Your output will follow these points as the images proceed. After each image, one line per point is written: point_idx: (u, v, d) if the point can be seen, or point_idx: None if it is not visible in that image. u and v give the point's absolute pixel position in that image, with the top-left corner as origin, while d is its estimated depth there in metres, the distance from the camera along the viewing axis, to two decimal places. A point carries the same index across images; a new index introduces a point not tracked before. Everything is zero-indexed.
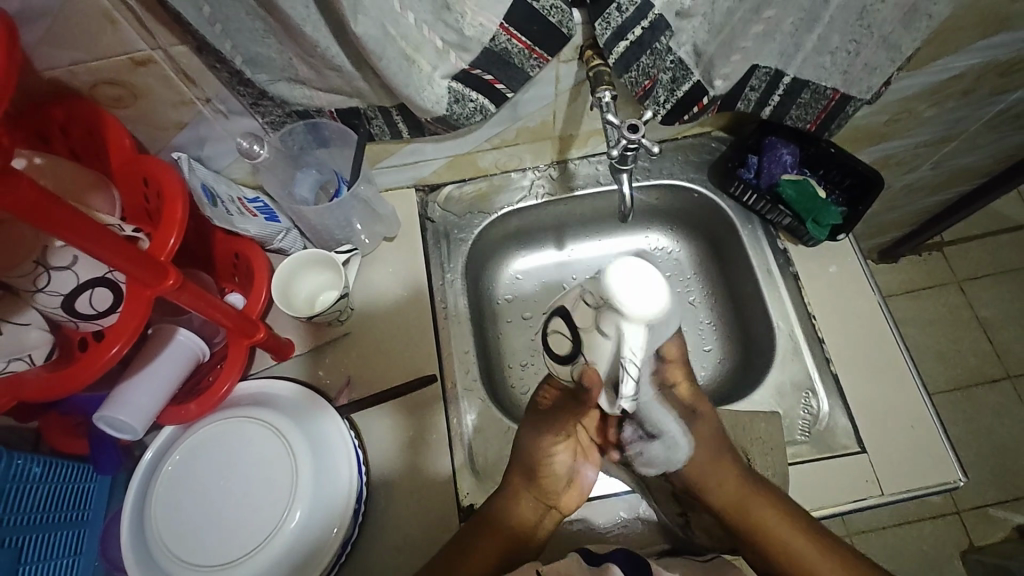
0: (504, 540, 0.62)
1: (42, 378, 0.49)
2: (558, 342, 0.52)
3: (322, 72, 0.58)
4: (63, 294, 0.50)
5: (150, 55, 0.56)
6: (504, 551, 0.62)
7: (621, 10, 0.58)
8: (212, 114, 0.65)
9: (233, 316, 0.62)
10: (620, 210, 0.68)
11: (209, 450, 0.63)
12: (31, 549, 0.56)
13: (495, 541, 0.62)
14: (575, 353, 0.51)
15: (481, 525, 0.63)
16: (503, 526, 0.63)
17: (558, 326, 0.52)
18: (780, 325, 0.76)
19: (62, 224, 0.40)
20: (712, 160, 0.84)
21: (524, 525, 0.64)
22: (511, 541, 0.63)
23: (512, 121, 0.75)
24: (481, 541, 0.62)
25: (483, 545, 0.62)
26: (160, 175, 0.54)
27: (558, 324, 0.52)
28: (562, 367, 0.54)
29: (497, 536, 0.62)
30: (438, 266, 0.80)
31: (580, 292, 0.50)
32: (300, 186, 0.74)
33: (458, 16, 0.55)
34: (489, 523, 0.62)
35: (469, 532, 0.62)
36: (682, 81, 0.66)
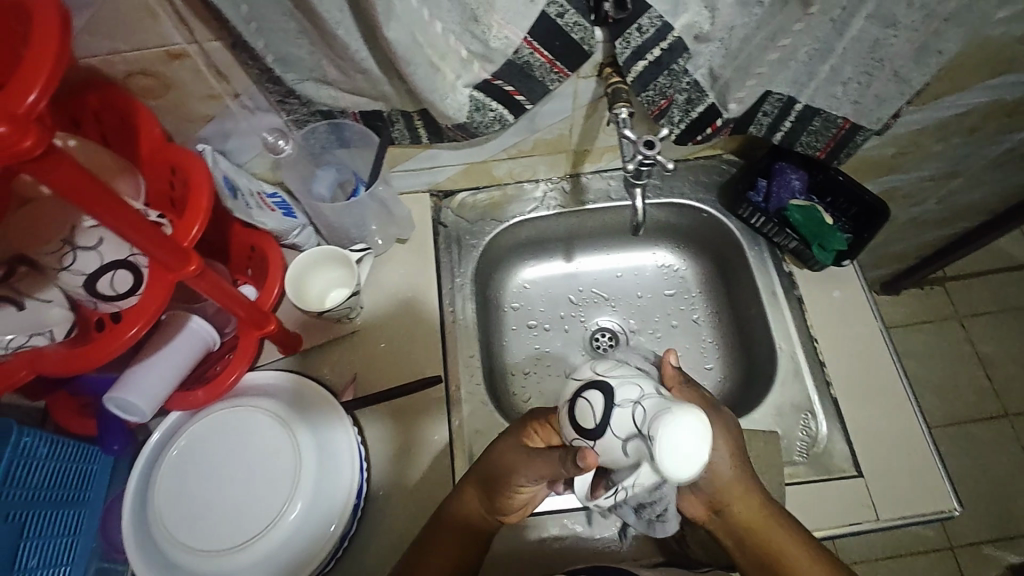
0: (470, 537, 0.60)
1: (61, 354, 0.51)
2: (588, 411, 0.48)
3: (349, 75, 0.60)
4: (87, 274, 0.51)
5: (185, 50, 0.58)
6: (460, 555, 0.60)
7: (641, 31, 0.60)
8: (239, 110, 0.67)
9: (247, 307, 0.63)
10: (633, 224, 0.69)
11: (216, 435, 0.64)
12: (33, 525, 0.57)
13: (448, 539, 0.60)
14: (591, 433, 0.48)
15: (433, 526, 0.61)
16: (459, 526, 0.60)
17: (593, 400, 0.48)
18: (781, 345, 0.77)
19: (95, 206, 0.42)
20: (722, 182, 0.85)
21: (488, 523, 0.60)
22: (464, 540, 0.60)
23: (530, 132, 0.77)
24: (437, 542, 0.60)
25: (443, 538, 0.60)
26: (189, 164, 0.56)
27: (594, 402, 0.48)
28: (570, 430, 0.50)
29: (453, 540, 0.60)
30: (448, 271, 0.81)
31: (635, 402, 0.47)
32: (318, 183, 0.74)
33: (484, 28, 0.58)
34: (453, 521, 0.60)
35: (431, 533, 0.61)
36: (697, 103, 0.68)
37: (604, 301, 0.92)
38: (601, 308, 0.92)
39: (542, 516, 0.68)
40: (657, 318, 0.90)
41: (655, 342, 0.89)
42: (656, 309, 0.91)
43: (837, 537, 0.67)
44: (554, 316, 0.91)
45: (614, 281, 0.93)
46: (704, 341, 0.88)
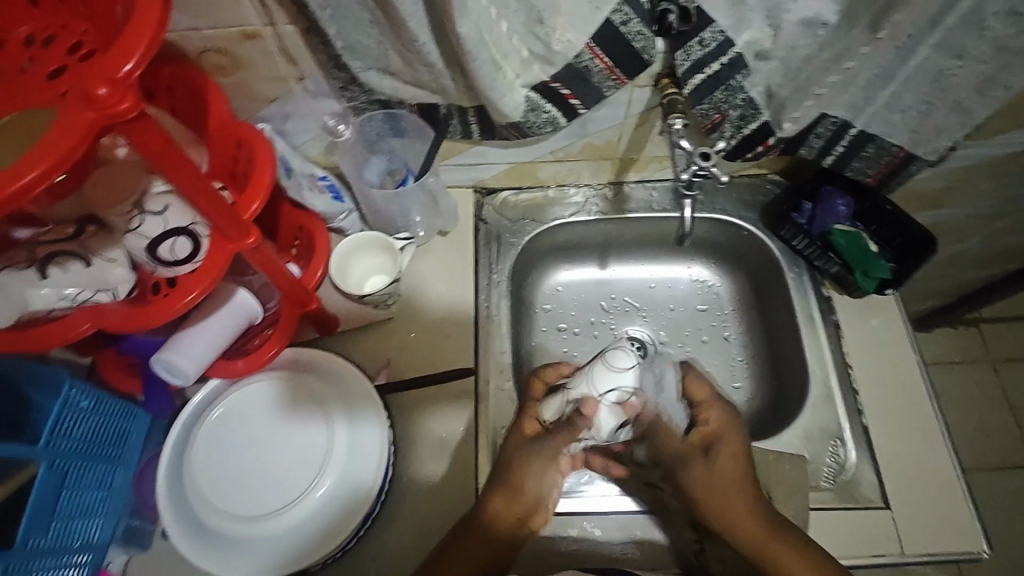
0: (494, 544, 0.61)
1: (120, 312, 0.54)
2: None
3: (413, 67, 0.62)
4: (149, 237, 0.53)
5: (260, 31, 0.60)
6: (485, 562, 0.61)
7: (703, 45, 0.61)
8: (301, 93, 0.69)
9: (292, 284, 0.65)
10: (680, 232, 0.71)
11: (256, 404, 0.66)
12: (73, 474, 0.59)
13: (474, 548, 0.60)
14: None
15: (458, 535, 0.62)
16: (488, 534, 0.61)
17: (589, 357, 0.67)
18: (814, 369, 0.76)
19: (175, 171, 0.44)
20: (765, 202, 0.85)
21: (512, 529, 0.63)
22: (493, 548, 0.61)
23: (579, 136, 0.77)
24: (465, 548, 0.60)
25: (469, 540, 0.61)
26: (253, 141, 0.57)
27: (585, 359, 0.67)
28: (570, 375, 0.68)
29: (480, 546, 0.61)
30: (486, 266, 0.82)
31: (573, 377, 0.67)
32: (369, 170, 0.77)
33: (548, 30, 0.59)
34: (476, 528, 0.62)
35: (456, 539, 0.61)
36: (750, 120, 0.68)
37: (635, 311, 0.92)
38: (632, 318, 0.92)
39: (561, 516, 0.69)
40: (687, 331, 0.90)
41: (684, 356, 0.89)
42: (687, 323, 0.91)
43: (858, 567, 0.66)
44: (584, 320, 0.91)
45: (647, 292, 0.93)
46: (733, 358, 0.88)
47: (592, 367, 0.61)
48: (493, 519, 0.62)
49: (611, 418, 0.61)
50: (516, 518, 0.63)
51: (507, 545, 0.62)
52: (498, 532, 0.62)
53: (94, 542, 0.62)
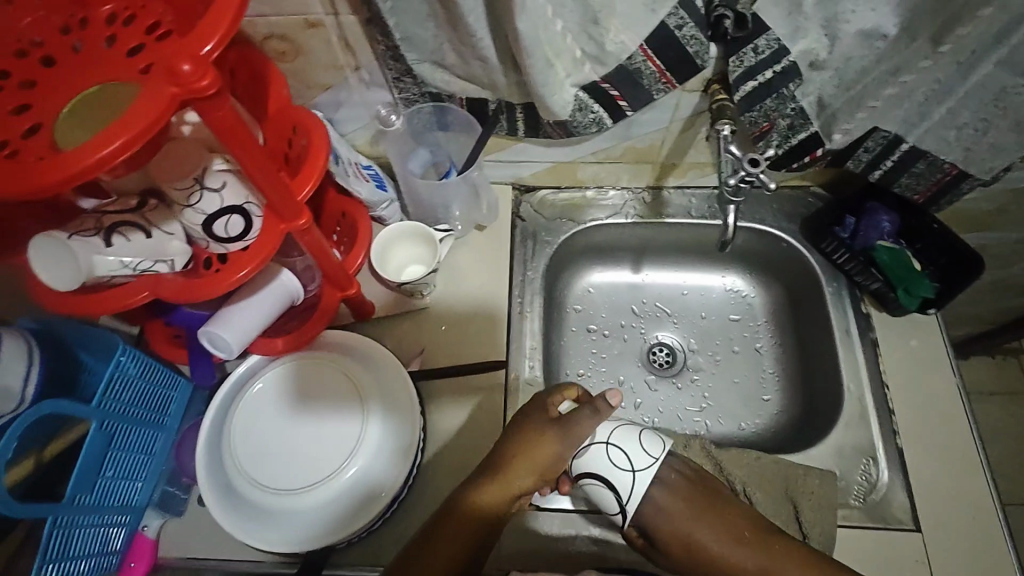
0: (471, 533, 0.55)
1: (177, 282, 0.56)
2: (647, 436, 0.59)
3: (467, 61, 0.63)
4: (207, 214, 0.55)
5: (322, 20, 0.61)
6: (462, 555, 0.55)
7: (757, 52, 0.61)
8: (355, 83, 0.71)
9: (335, 268, 0.66)
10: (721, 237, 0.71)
11: (294, 382, 0.68)
12: (120, 436, 0.62)
13: (454, 535, 0.55)
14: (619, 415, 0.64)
15: (438, 520, 0.56)
16: (472, 518, 0.56)
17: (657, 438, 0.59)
18: (849, 386, 0.75)
19: (239, 149, 0.46)
20: (807, 215, 0.84)
21: (495, 515, 0.57)
22: (477, 534, 0.56)
23: (622, 139, 0.78)
24: (445, 534, 0.55)
25: (448, 531, 0.55)
26: (309, 126, 0.59)
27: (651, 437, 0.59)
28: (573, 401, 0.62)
29: (461, 532, 0.55)
30: (521, 262, 0.83)
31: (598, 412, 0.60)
32: (414, 161, 0.77)
33: (603, 31, 0.59)
34: (465, 512, 0.56)
35: (437, 525, 0.56)
36: (800, 129, 0.68)
37: (665, 317, 0.92)
38: (662, 323, 0.92)
39: (584, 514, 0.69)
40: (718, 340, 0.90)
41: (713, 365, 0.88)
42: (718, 331, 0.90)
43: None
44: (614, 323, 0.91)
45: (679, 298, 0.92)
46: (764, 370, 0.87)
47: (627, 431, 0.58)
48: (482, 501, 0.56)
49: (595, 462, 0.57)
50: (507, 502, 0.57)
51: (487, 533, 0.56)
52: (484, 516, 0.56)
53: (133, 504, 0.65)
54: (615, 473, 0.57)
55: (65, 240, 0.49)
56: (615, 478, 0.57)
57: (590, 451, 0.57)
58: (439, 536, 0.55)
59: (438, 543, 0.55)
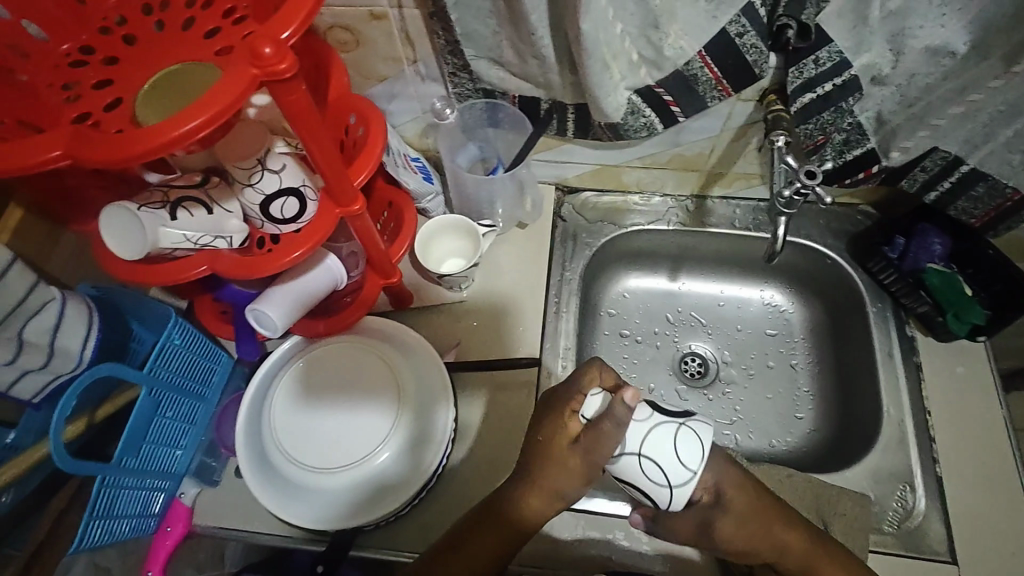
0: (507, 537, 0.56)
1: (231, 258, 0.57)
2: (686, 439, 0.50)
3: (525, 60, 0.63)
4: (265, 194, 0.56)
5: (386, 12, 0.63)
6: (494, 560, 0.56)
7: (818, 64, 0.60)
8: (411, 75, 0.72)
9: (381, 255, 0.67)
10: (769, 250, 0.70)
11: (333, 364, 0.70)
12: (166, 404, 0.64)
13: (489, 539, 0.56)
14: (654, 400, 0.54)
15: (477, 521, 0.57)
16: (508, 525, 0.56)
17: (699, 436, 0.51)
18: (889, 410, 0.73)
19: (305, 131, 0.47)
20: (854, 233, 0.83)
21: (531, 524, 0.56)
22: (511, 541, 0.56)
23: (670, 145, 0.78)
24: (480, 536, 0.56)
25: (484, 534, 0.56)
26: (368, 113, 0.59)
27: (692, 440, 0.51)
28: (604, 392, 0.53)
29: (498, 537, 0.56)
30: (560, 263, 0.84)
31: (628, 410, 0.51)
32: (462, 155, 0.80)
33: (663, 36, 0.59)
34: (500, 520, 0.56)
35: (472, 525, 0.57)
36: (855, 145, 0.68)
37: (701, 327, 0.91)
38: (697, 333, 0.91)
39: (611, 518, 0.69)
40: (753, 354, 0.88)
41: (747, 379, 0.87)
42: (754, 346, 0.89)
43: None
44: (647, 329, 0.91)
45: (716, 308, 0.91)
46: (799, 388, 0.86)
47: (665, 438, 0.50)
48: (519, 512, 0.55)
49: (628, 472, 0.51)
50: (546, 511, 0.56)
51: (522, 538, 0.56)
52: (523, 524, 0.56)
53: (174, 471, 0.67)
54: (648, 484, 0.50)
55: (133, 209, 0.51)
56: (648, 488, 0.51)
57: (620, 461, 0.50)
58: (474, 539, 0.56)
59: (471, 544, 0.56)
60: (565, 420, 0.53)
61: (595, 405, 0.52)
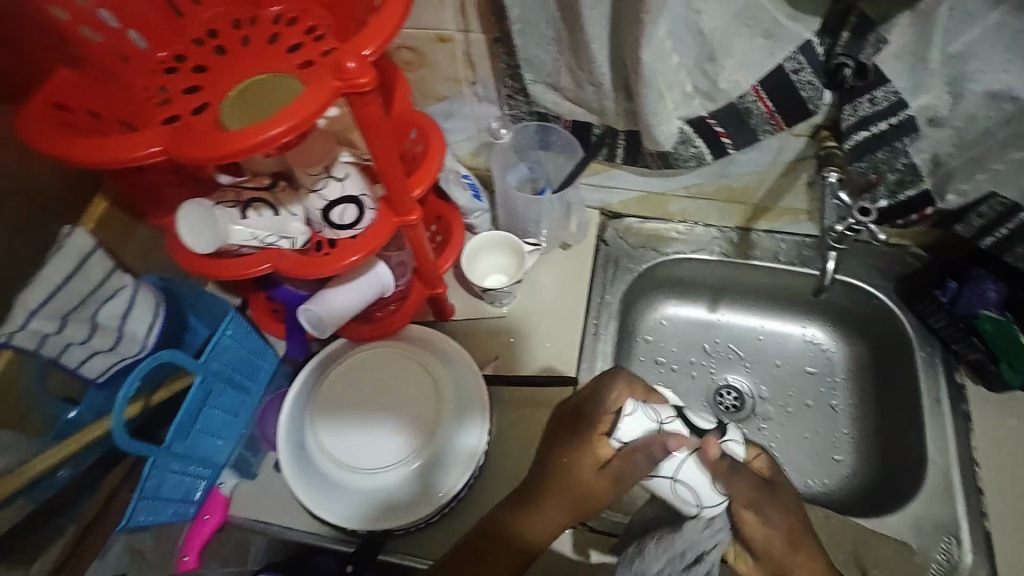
0: (516, 555, 0.55)
1: (292, 257, 0.59)
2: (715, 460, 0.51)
3: (581, 86, 0.66)
4: (328, 200, 0.60)
5: (453, 36, 0.66)
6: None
7: (874, 102, 0.61)
8: (469, 96, 0.75)
9: (430, 266, 0.70)
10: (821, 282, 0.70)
11: (375, 367, 0.72)
12: (214, 395, 0.66)
13: (500, 557, 0.55)
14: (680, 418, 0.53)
15: (485, 538, 0.56)
16: (514, 542, 0.55)
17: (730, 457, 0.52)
18: (934, 458, 0.71)
19: (375, 140, 0.50)
20: (902, 273, 0.81)
21: (534, 547, 0.55)
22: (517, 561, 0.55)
23: (718, 176, 0.79)
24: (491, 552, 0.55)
25: (493, 550, 0.55)
26: (427, 129, 0.63)
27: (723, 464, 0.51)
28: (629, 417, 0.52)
29: (508, 553, 0.55)
30: (600, 286, 0.84)
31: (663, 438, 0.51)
32: (512, 174, 0.82)
33: (719, 69, 0.60)
34: (504, 537, 0.55)
35: (486, 539, 0.56)
36: (909, 185, 0.68)
37: (738, 360, 0.89)
38: (734, 367, 0.89)
39: None
40: (791, 392, 0.87)
41: (784, 416, 0.85)
42: (792, 383, 0.87)
43: None
44: (684, 359, 0.90)
45: (755, 343, 0.90)
46: (838, 429, 0.84)
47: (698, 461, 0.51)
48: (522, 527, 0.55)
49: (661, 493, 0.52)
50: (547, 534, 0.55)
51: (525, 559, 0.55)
52: (525, 542, 0.55)
53: (215, 461, 0.68)
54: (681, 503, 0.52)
55: (210, 208, 0.55)
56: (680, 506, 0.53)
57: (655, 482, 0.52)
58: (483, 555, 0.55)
59: (481, 561, 0.55)
60: (593, 445, 0.53)
61: (632, 430, 0.51)
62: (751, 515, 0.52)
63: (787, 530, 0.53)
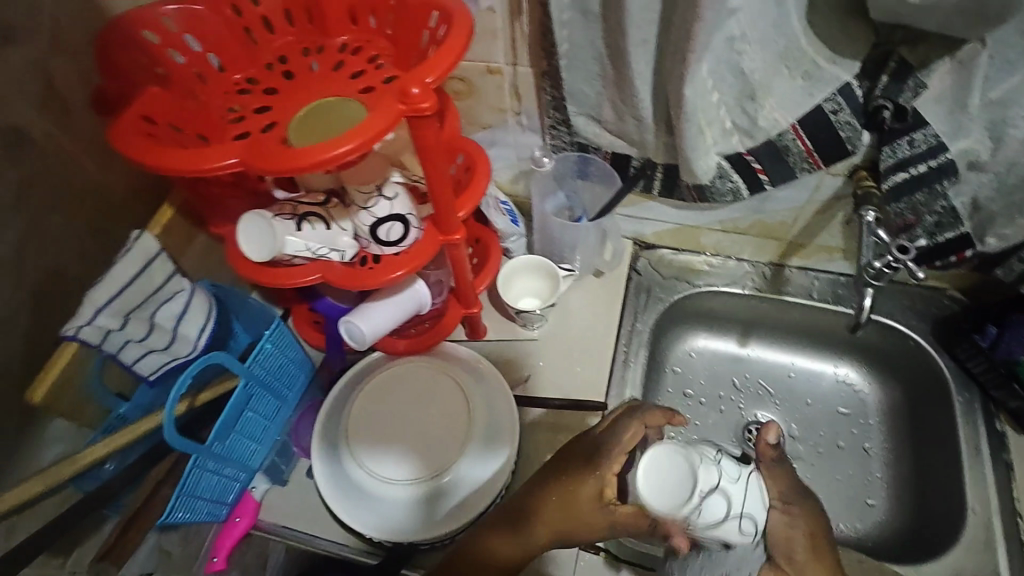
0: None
1: (340, 270, 0.63)
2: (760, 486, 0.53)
3: (623, 119, 0.68)
4: (376, 217, 0.61)
5: (502, 68, 0.70)
6: None
7: (913, 144, 0.62)
8: (513, 125, 0.78)
9: (467, 285, 0.72)
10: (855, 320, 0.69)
11: (410, 381, 0.73)
12: (255, 400, 0.68)
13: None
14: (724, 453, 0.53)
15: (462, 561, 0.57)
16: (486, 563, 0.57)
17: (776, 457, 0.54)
18: (974, 507, 0.70)
19: (430, 160, 0.53)
20: (939, 316, 0.81)
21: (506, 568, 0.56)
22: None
23: (753, 212, 0.80)
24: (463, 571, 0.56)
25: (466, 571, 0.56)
26: (474, 153, 0.66)
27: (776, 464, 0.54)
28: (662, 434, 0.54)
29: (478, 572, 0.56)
30: (631, 313, 0.86)
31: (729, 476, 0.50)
32: (550, 201, 0.83)
33: (758, 107, 0.62)
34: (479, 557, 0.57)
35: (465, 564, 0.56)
36: (948, 228, 0.67)
37: (768, 397, 0.89)
38: (763, 403, 0.88)
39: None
40: (822, 432, 0.85)
41: (815, 457, 0.84)
42: (824, 422, 0.86)
43: None
44: (712, 393, 0.89)
45: (786, 380, 0.89)
46: (872, 472, 0.82)
47: (753, 489, 0.52)
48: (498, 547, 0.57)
49: (730, 534, 0.50)
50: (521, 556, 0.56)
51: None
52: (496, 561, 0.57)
53: (250, 465, 0.70)
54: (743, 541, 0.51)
55: (267, 218, 0.58)
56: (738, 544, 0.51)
57: (726, 526, 0.50)
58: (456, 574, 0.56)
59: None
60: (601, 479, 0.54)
61: (706, 475, 0.49)
62: (779, 512, 0.52)
63: (808, 533, 0.52)
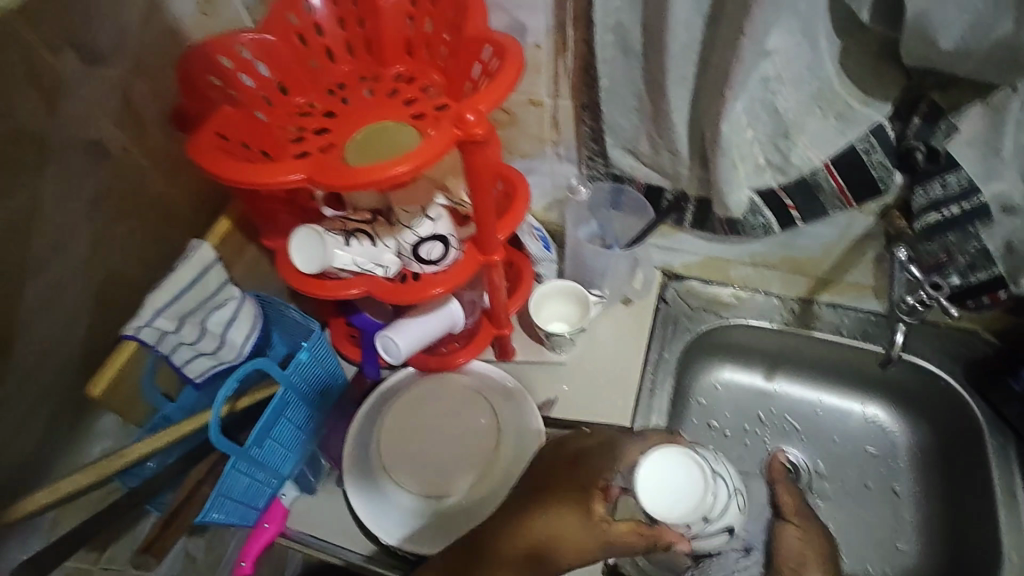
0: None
1: (382, 284, 0.65)
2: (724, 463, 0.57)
3: (659, 152, 0.71)
4: (420, 236, 0.65)
5: (544, 100, 0.74)
6: None
7: (945, 186, 0.63)
8: (550, 155, 0.82)
9: (500, 306, 0.74)
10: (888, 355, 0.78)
11: (442, 395, 0.75)
12: (290, 408, 0.69)
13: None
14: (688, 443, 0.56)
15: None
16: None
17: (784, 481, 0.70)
18: (1011, 557, 0.70)
19: (477, 182, 0.55)
20: (971, 357, 0.80)
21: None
22: None
23: (782, 246, 0.83)
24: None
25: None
26: (515, 179, 0.69)
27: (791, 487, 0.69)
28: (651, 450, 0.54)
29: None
30: (658, 342, 0.87)
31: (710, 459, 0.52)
32: (583, 229, 0.85)
33: (792, 145, 0.65)
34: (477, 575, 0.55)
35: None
36: (981, 269, 0.66)
37: (795, 433, 0.88)
38: (789, 438, 0.88)
39: None
40: (850, 473, 0.84)
41: (842, 495, 0.83)
42: (851, 462, 0.85)
43: None
44: (738, 426, 0.89)
45: (813, 416, 0.88)
46: (901, 514, 0.81)
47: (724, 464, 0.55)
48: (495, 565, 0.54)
49: (731, 517, 0.53)
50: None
51: None
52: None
53: (280, 472, 0.70)
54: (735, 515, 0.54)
55: (320, 233, 0.62)
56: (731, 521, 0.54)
57: (727, 507, 0.52)
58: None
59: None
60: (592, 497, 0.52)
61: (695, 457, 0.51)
62: (793, 527, 0.64)
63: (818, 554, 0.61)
